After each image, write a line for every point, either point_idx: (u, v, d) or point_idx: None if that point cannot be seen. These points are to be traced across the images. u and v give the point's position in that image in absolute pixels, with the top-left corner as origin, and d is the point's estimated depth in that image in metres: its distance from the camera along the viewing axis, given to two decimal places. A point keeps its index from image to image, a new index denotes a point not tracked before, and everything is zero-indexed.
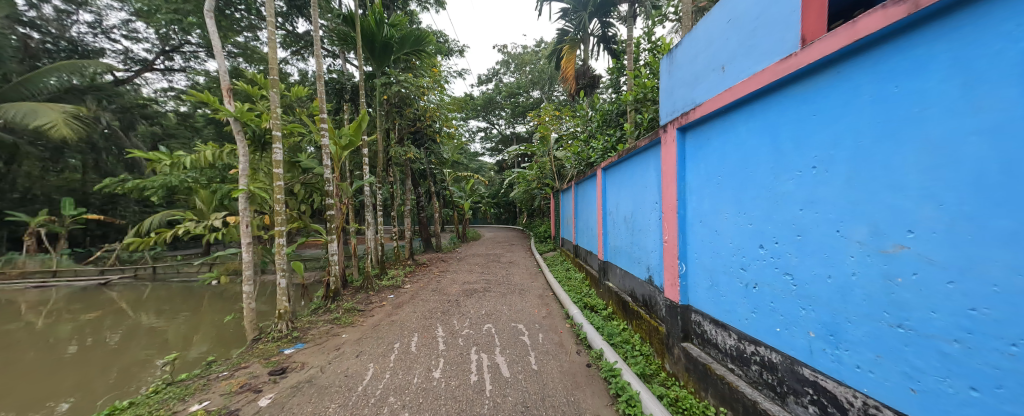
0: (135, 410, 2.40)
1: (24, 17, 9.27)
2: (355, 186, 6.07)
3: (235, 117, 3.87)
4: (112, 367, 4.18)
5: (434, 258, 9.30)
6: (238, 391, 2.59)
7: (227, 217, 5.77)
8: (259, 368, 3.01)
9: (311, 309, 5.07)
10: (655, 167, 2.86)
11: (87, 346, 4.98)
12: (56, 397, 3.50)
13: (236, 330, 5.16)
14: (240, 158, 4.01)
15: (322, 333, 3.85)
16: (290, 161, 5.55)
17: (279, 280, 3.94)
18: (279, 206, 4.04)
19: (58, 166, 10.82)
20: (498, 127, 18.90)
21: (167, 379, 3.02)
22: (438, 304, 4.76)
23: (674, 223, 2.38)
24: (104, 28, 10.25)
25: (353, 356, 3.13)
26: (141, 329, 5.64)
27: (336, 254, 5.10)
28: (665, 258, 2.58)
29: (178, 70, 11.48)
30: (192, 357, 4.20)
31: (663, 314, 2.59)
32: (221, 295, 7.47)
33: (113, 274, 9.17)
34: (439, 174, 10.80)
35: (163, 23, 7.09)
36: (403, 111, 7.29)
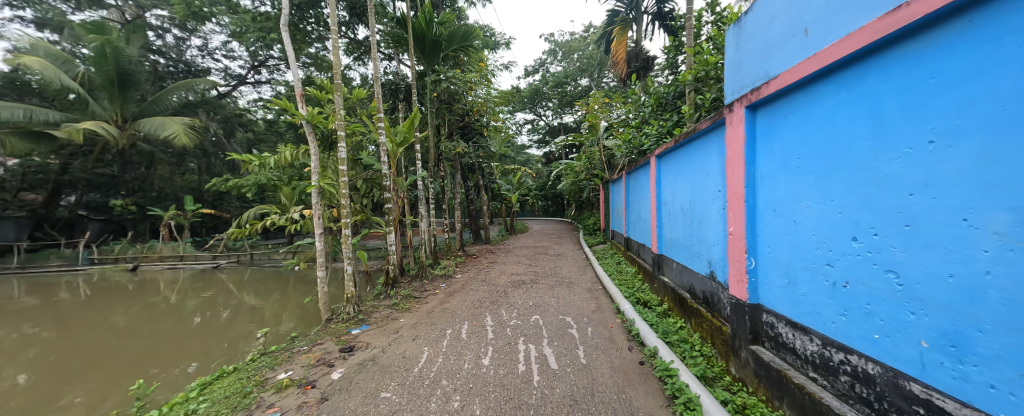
0: (239, 375, 2.85)
1: (154, 46, 11.27)
2: (409, 180, 6.43)
3: (306, 119, 4.31)
4: (224, 338, 4.98)
5: (483, 250, 9.59)
6: (315, 364, 2.93)
7: (304, 211, 6.47)
8: (332, 345, 3.38)
9: (373, 294, 5.53)
10: (718, 151, 2.61)
11: (206, 318, 6.00)
12: (186, 360, 4.26)
13: (314, 311, 5.81)
14: (312, 157, 4.42)
15: (383, 317, 4.20)
16: (353, 159, 6.02)
17: (346, 267, 4.33)
18: (344, 200, 4.42)
19: (179, 169, 13.02)
20: (545, 118, 18.68)
21: (262, 350, 3.51)
22: (486, 294, 4.91)
23: (742, 213, 2.16)
24: (210, 50, 12.07)
25: (410, 339, 3.37)
26: (244, 307, 6.64)
27: (394, 245, 5.47)
28: (728, 251, 2.38)
29: (265, 82, 13.14)
30: (282, 332, 4.84)
31: (727, 313, 2.39)
32: (301, 280, 8.50)
33: (220, 260, 10.85)
34: (487, 167, 11.02)
35: (251, 40, 8.10)
36: (452, 107, 7.56)
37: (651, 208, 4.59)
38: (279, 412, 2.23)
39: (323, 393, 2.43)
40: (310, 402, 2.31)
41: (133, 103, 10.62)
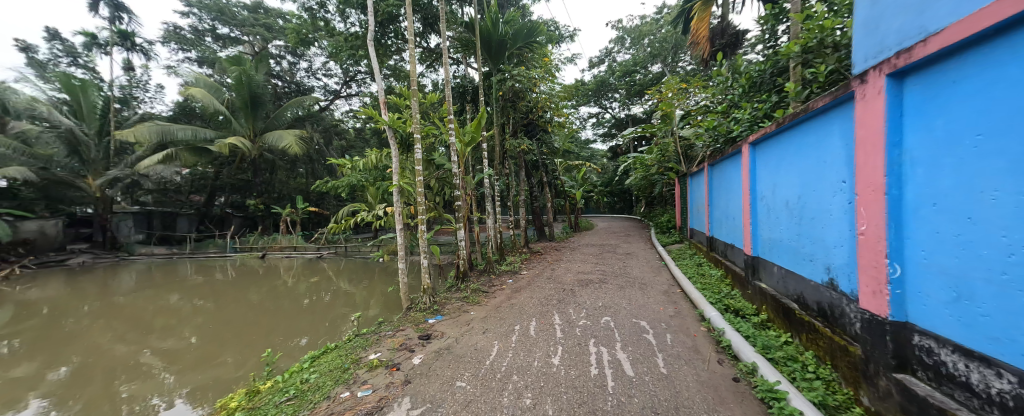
0: (340, 352, 3.31)
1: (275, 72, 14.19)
2: (477, 179, 6.69)
3: (388, 124, 4.80)
4: (326, 318, 5.83)
5: (547, 247, 9.57)
6: (399, 348, 3.25)
7: (386, 208, 7.15)
8: (412, 331, 3.70)
9: (446, 286, 5.91)
10: (844, 134, 2.14)
11: (314, 300, 7.10)
12: (299, 334, 5.10)
13: (397, 299, 6.43)
14: (393, 158, 4.89)
15: (455, 309, 4.46)
16: (428, 159, 6.48)
17: (422, 260, 4.69)
18: (420, 198, 4.77)
19: (292, 173, 15.50)
20: (611, 110, 17.88)
21: (357, 331, 4.01)
22: (553, 291, 4.89)
23: (881, 210, 1.72)
24: (314, 70, 14.61)
25: (481, 332, 3.52)
26: (341, 292, 7.68)
27: (463, 240, 5.75)
28: (859, 256, 1.92)
29: (354, 94, 14.95)
30: (371, 316, 5.50)
31: (858, 332, 1.98)
32: (385, 271, 9.50)
33: (322, 250, 12.65)
34: (551, 164, 10.94)
35: (344, 58, 9.24)
36: (517, 105, 7.66)
37: (744, 204, 4.00)
38: (371, 389, 2.51)
39: (407, 376, 2.67)
40: (397, 383, 2.57)
41: (260, 120, 12.98)
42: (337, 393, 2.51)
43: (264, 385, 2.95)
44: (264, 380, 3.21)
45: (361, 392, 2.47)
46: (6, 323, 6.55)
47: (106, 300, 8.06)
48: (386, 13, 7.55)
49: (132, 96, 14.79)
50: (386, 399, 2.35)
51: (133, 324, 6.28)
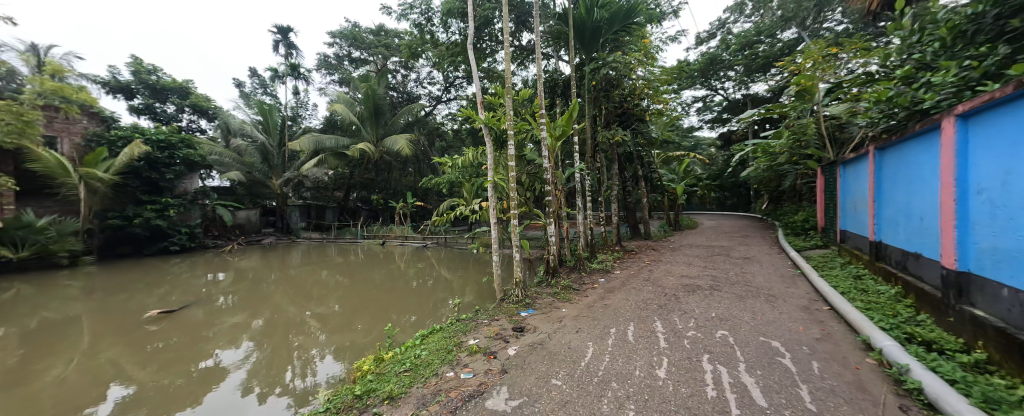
0: (446, 334, 3.72)
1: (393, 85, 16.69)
2: (567, 173, 6.56)
3: (484, 122, 5.10)
4: (431, 300, 6.62)
5: (643, 246, 8.89)
6: (496, 337, 3.46)
7: (481, 203, 7.58)
8: (506, 322, 3.90)
9: (536, 281, 6.03)
10: None
11: (421, 284, 8.12)
12: (410, 312, 5.92)
13: (490, 288, 6.87)
14: (488, 155, 5.18)
15: (547, 304, 4.51)
16: (519, 155, 6.66)
17: (515, 254, 4.87)
18: (512, 193, 4.94)
19: (404, 172, 17.85)
20: (723, 92, 15.54)
21: (457, 316, 4.43)
22: (652, 295, 4.51)
23: None
24: (421, 80, 16.68)
25: (574, 331, 3.48)
26: (443, 278, 8.59)
27: (553, 236, 5.75)
28: None
29: (453, 98, 16.37)
30: (467, 302, 6.03)
31: None
32: (479, 262, 10.23)
33: (428, 240, 14.29)
34: (647, 156, 10.09)
35: (446, 65, 10.16)
36: (611, 94, 7.27)
37: (945, 200, 2.84)
38: (472, 373, 2.75)
39: (503, 365, 2.84)
40: (494, 371, 2.74)
41: (381, 127, 15.35)
42: (444, 372, 2.82)
43: (387, 355, 3.51)
44: (386, 348, 3.83)
45: (463, 375, 2.72)
46: (232, 284, 9.25)
47: (284, 271, 10.66)
48: (483, 17, 8.00)
49: (299, 114, 19.30)
50: (486, 385, 2.53)
51: (300, 292, 8.16)
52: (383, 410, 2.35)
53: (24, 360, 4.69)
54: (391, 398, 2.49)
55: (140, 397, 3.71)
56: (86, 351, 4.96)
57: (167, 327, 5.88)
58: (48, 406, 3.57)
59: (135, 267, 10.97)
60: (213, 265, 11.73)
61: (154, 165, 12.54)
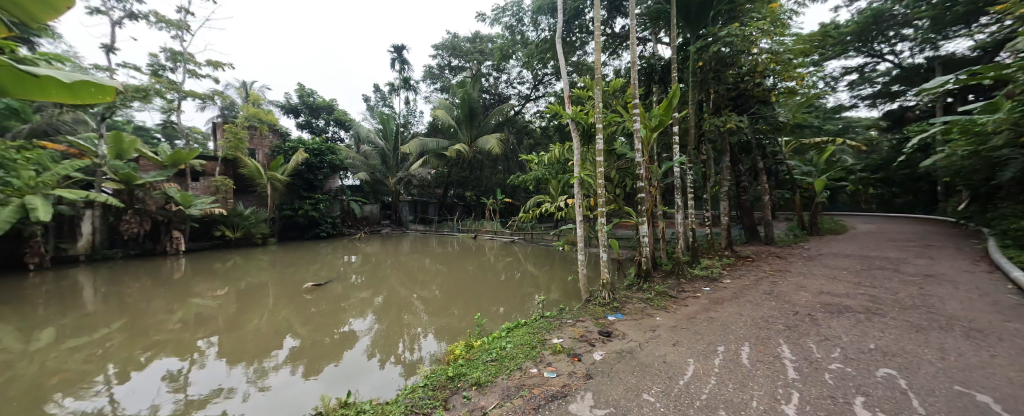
0: (530, 328, 3.77)
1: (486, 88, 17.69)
2: (664, 168, 5.83)
3: (571, 117, 4.93)
4: (516, 294, 6.77)
5: (763, 252, 7.43)
6: (580, 339, 3.33)
7: (566, 200, 7.32)
8: (592, 324, 3.70)
9: (626, 284, 5.59)
10: None
11: (508, 277, 8.41)
12: (497, 304, 6.16)
13: (575, 288, 6.67)
14: (574, 150, 5.00)
15: (637, 310, 4.12)
16: (609, 149, 6.20)
17: (602, 254, 4.60)
18: (600, 190, 4.65)
19: (495, 170, 18.73)
20: (888, 57, 11.93)
21: (541, 313, 4.43)
22: (775, 312, 3.71)
23: None
24: (511, 81, 17.24)
25: (670, 343, 3.07)
26: (528, 273, 8.72)
27: (646, 237, 5.22)
28: None
29: (542, 96, 16.46)
30: (552, 300, 5.97)
31: None
32: (566, 260, 10.09)
33: (515, 235, 14.71)
34: (771, 144, 8.39)
35: (535, 64, 10.23)
36: (723, 74, 6.26)
37: None
38: (555, 372, 2.67)
39: (588, 369, 2.68)
40: (578, 374, 2.61)
41: (475, 129, 16.38)
42: (527, 367, 2.82)
43: (477, 342, 3.71)
44: (476, 335, 4.06)
45: (547, 373, 2.67)
46: (358, 265, 11.13)
47: (396, 258, 12.33)
48: (573, 10, 7.75)
49: (409, 121, 22.01)
50: (570, 387, 2.42)
51: (408, 277, 9.31)
52: (471, 394, 2.46)
53: (234, 311, 6.48)
54: (478, 384, 2.59)
55: (304, 349, 4.78)
56: (268, 309, 6.58)
57: (317, 296, 7.39)
58: (251, 346, 4.88)
59: (297, 248, 14.13)
60: (346, 249, 14.32)
61: (309, 169, 15.91)
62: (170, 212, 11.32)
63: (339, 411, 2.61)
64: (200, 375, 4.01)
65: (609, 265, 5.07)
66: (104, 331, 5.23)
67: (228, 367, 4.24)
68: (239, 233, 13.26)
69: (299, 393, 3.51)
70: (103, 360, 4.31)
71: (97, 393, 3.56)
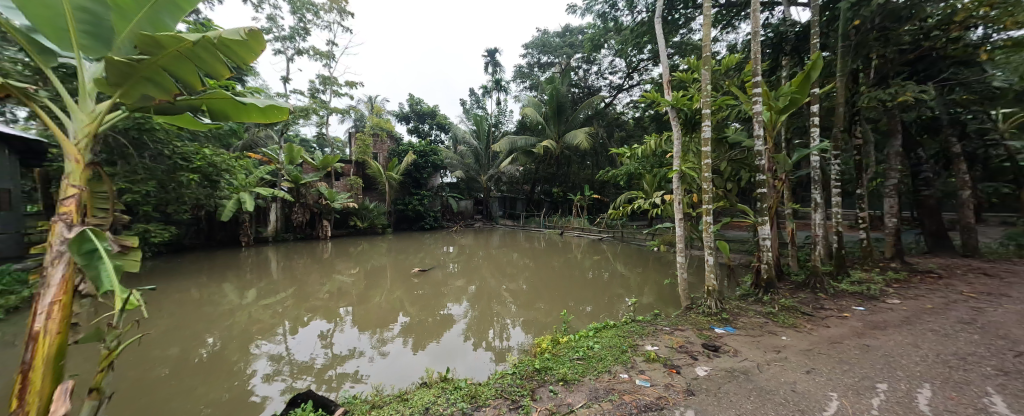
0: (621, 331, 3.60)
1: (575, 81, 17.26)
2: (798, 156, 4.70)
3: (672, 105, 4.40)
4: (605, 295, 6.45)
5: (955, 267, 5.46)
6: (678, 349, 2.98)
7: (664, 196, 6.45)
8: (693, 336, 3.27)
9: (738, 294, 4.80)
10: None
11: (597, 276, 8.08)
12: (584, 302, 5.98)
13: (672, 293, 6.00)
14: (675, 141, 4.48)
15: (754, 325, 3.47)
16: (718, 137, 5.18)
17: (707, 258, 4.08)
18: (706, 184, 4.06)
19: (583, 166, 18.22)
20: None
21: (634, 316, 4.19)
22: (978, 349, 2.66)
23: None
24: (602, 72, 16.47)
25: (801, 369, 2.46)
26: (619, 274, 8.22)
27: (769, 240, 4.32)
28: None
29: (636, 84, 15.28)
30: (645, 304, 5.49)
31: None
32: (662, 261, 9.23)
33: (604, 233, 14.03)
34: (974, 120, 6.07)
35: (629, 50, 9.50)
36: (893, 33, 4.74)
37: None
38: (649, 382, 2.41)
39: (688, 383, 2.35)
40: (677, 388, 2.30)
41: (563, 124, 16.11)
42: (617, 372, 2.63)
43: (564, 338, 3.64)
44: (562, 332, 3.99)
45: (639, 381, 2.44)
46: (455, 256, 12.17)
47: (487, 251, 13.09)
48: None
49: (500, 121, 22.99)
50: (666, 400, 2.15)
51: (498, 269, 9.75)
52: (558, 389, 2.41)
53: (361, 288, 7.78)
54: (565, 380, 2.52)
55: (412, 326, 5.42)
56: (385, 289, 7.70)
57: (421, 281, 8.34)
58: (374, 319, 5.75)
59: (406, 238, 16.22)
60: (445, 240, 15.80)
61: (416, 168, 18.03)
62: (321, 205, 14.23)
63: (439, 384, 2.86)
64: (341, 337, 4.94)
65: (716, 270, 4.43)
66: (280, 294, 6.87)
67: (359, 333, 5.12)
68: (365, 223, 15.89)
69: (409, 363, 3.97)
70: (282, 316, 5.68)
71: (279, 341, 4.69)
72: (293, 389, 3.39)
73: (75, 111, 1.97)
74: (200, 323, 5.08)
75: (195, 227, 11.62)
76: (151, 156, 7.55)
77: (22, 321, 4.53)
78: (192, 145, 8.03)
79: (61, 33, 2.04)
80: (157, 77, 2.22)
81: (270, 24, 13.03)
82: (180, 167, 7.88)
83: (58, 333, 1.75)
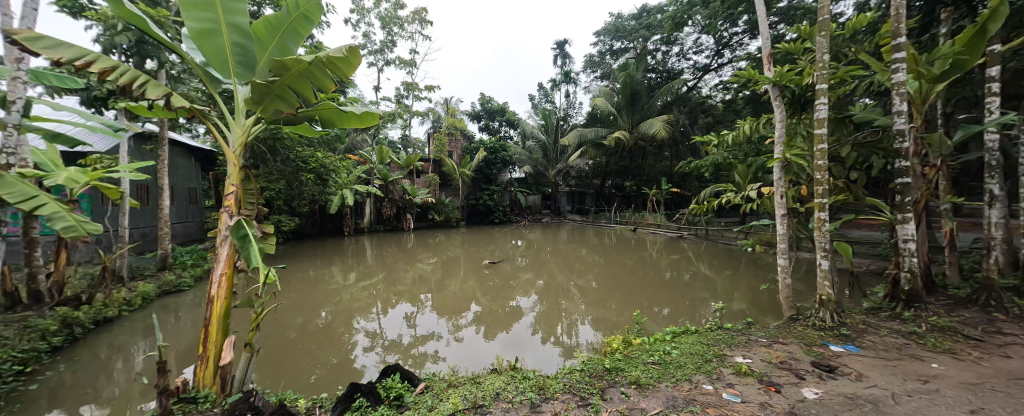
0: (704, 337, 3.28)
1: (653, 66, 16.05)
2: (962, 136, 3.65)
3: (773, 82, 3.77)
4: (686, 297, 5.94)
5: None
6: (778, 365, 2.59)
7: (761, 189, 5.64)
8: (800, 352, 2.81)
9: (864, 307, 3.96)
10: None
11: (675, 277, 7.46)
12: (661, 303, 5.60)
13: (771, 300, 5.24)
14: (776, 124, 3.87)
15: (890, 346, 2.84)
16: (837, 117, 4.31)
17: (821, 262, 3.45)
18: (819, 174, 3.43)
19: (660, 157, 16.91)
20: None
21: (722, 323, 3.78)
22: None
23: None
24: (684, 53, 15.01)
25: (962, 407, 1.94)
26: (702, 275, 7.48)
27: (912, 243, 3.47)
28: None
29: (727, 62, 13.55)
30: (735, 310, 4.91)
31: None
32: (756, 263, 8.13)
33: (685, 231, 12.85)
34: None
35: (718, 25, 8.45)
36: None
37: None
38: (739, 397, 2.16)
39: (791, 405, 2.04)
40: (776, 407, 2.02)
41: (638, 113, 15.11)
42: (699, 382, 2.41)
43: (638, 340, 3.45)
44: (636, 333, 3.79)
45: (726, 395, 2.20)
46: (524, 249, 12.43)
47: (556, 245, 13.05)
48: None
49: (569, 114, 22.51)
50: None
51: (567, 264, 9.66)
52: (630, 392, 2.31)
53: (440, 276, 8.46)
54: (638, 384, 2.40)
55: (485, 315, 5.71)
56: (461, 278, 8.25)
57: (493, 273, 8.69)
58: (451, 306, 6.19)
59: (478, 231, 17.07)
60: (514, 234, 16.21)
61: (487, 164, 18.82)
62: (405, 200, 15.77)
63: (509, 372, 2.96)
64: (422, 320, 5.45)
65: (834, 277, 3.72)
66: (374, 279, 7.86)
67: (438, 317, 5.58)
68: (442, 217, 17.17)
69: (483, 350, 4.20)
70: (377, 297, 6.48)
71: (374, 319, 5.36)
72: (386, 361, 3.86)
73: (232, 126, 2.51)
74: (316, 299, 6.08)
75: (311, 218, 13.91)
76: (281, 159, 9.24)
77: (203, 288, 5.98)
78: (309, 150, 9.60)
79: (223, 64, 2.61)
80: (284, 94, 2.68)
81: (364, 40, 14.74)
82: (301, 168, 9.48)
83: (225, 298, 2.28)
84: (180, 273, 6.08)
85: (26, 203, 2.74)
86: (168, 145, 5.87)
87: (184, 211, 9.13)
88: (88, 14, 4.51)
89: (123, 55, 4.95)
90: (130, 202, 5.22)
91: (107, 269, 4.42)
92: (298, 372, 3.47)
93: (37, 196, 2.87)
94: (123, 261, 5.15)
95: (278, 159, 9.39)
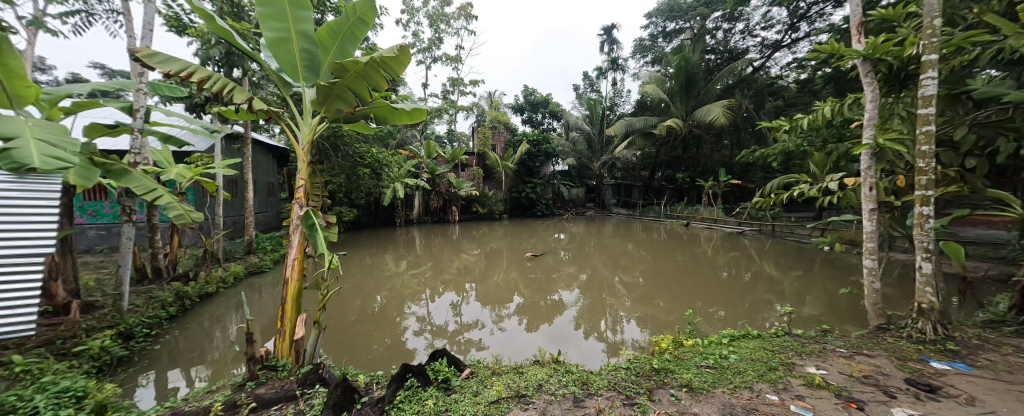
0: (768, 343, 3.00)
1: (711, 47, 14.78)
2: None
3: (863, 56, 3.27)
4: (747, 298, 5.47)
5: None
6: (861, 380, 2.29)
7: (842, 180, 4.96)
8: (891, 366, 2.46)
9: (980, 319, 3.34)
10: None
11: (733, 275, 6.90)
12: (717, 304, 5.22)
13: (852, 306, 4.63)
14: (866, 105, 3.36)
15: (1016, 367, 2.37)
16: (949, 93, 3.63)
17: (923, 264, 2.97)
18: (921, 162, 2.94)
19: (718, 147, 15.61)
20: None
21: (792, 328, 3.42)
22: None
23: None
24: (749, 29, 13.60)
25: None
26: (765, 275, 6.83)
27: None
28: None
29: (802, 37, 12.03)
30: (806, 316, 4.42)
31: None
32: (832, 263, 7.23)
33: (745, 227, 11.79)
34: None
35: None
36: None
37: None
38: (811, 411, 1.95)
39: None
40: None
41: (693, 98, 14.05)
42: (762, 390, 2.21)
43: (690, 340, 3.25)
44: (689, 333, 3.58)
45: (795, 408, 2.00)
46: (567, 243, 12.29)
47: (600, 239, 12.72)
48: None
49: (616, 103, 21.57)
50: None
51: (612, 259, 9.39)
52: (681, 395, 2.20)
53: (485, 267, 8.68)
54: (691, 387, 2.27)
55: (528, 306, 5.76)
56: (504, 269, 8.39)
57: (536, 265, 8.71)
58: (496, 296, 6.34)
59: (521, 224, 17.20)
60: (557, 228, 16.08)
61: (531, 157, 18.79)
62: (451, 193, 16.34)
63: (553, 364, 2.97)
64: (468, 308, 5.64)
65: (938, 282, 3.17)
66: (423, 267, 8.29)
67: (483, 307, 5.74)
68: (486, 209, 17.53)
69: (527, 340, 4.26)
70: (426, 285, 6.84)
71: (422, 305, 5.67)
72: (434, 346, 4.06)
73: (302, 125, 2.77)
74: (372, 284, 6.57)
75: (367, 210, 14.99)
76: (342, 155, 10.03)
77: (280, 270, 6.75)
78: (365, 146, 10.31)
79: (294, 68, 2.87)
80: (344, 94, 2.89)
81: (414, 39, 15.34)
82: (358, 163, 10.22)
83: (298, 279, 2.54)
84: (262, 257, 6.92)
85: (148, 195, 3.26)
86: (250, 144, 6.64)
87: (264, 203, 10.34)
88: (190, 32, 5.23)
89: (216, 66, 5.68)
90: (223, 195, 6.03)
91: (206, 252, 5.16)
92: (358, 350, 3.79)
93: (155, 189, 3.41)
94: (218, 245, 5.99)
95: (339, 155, 10.20)
